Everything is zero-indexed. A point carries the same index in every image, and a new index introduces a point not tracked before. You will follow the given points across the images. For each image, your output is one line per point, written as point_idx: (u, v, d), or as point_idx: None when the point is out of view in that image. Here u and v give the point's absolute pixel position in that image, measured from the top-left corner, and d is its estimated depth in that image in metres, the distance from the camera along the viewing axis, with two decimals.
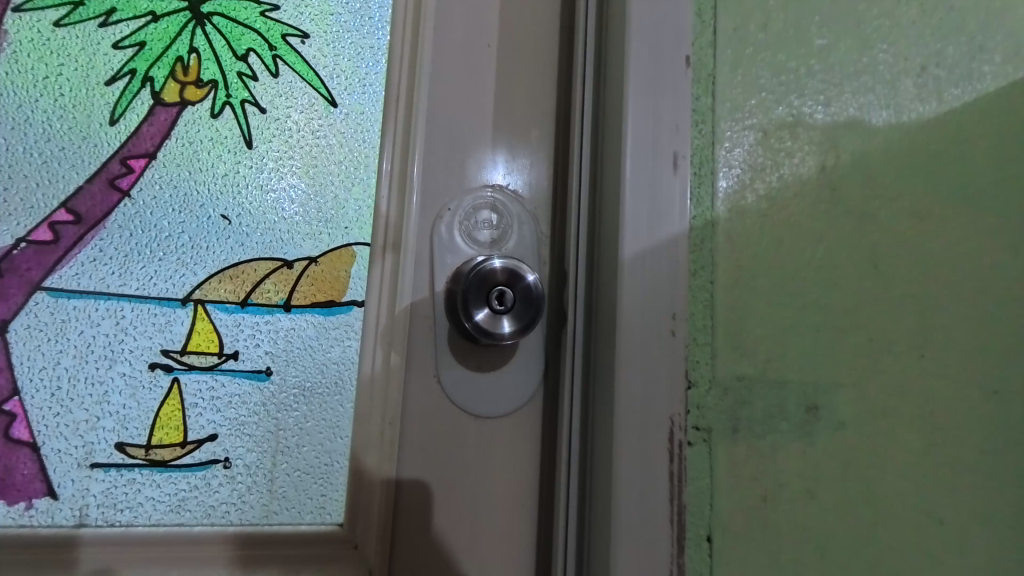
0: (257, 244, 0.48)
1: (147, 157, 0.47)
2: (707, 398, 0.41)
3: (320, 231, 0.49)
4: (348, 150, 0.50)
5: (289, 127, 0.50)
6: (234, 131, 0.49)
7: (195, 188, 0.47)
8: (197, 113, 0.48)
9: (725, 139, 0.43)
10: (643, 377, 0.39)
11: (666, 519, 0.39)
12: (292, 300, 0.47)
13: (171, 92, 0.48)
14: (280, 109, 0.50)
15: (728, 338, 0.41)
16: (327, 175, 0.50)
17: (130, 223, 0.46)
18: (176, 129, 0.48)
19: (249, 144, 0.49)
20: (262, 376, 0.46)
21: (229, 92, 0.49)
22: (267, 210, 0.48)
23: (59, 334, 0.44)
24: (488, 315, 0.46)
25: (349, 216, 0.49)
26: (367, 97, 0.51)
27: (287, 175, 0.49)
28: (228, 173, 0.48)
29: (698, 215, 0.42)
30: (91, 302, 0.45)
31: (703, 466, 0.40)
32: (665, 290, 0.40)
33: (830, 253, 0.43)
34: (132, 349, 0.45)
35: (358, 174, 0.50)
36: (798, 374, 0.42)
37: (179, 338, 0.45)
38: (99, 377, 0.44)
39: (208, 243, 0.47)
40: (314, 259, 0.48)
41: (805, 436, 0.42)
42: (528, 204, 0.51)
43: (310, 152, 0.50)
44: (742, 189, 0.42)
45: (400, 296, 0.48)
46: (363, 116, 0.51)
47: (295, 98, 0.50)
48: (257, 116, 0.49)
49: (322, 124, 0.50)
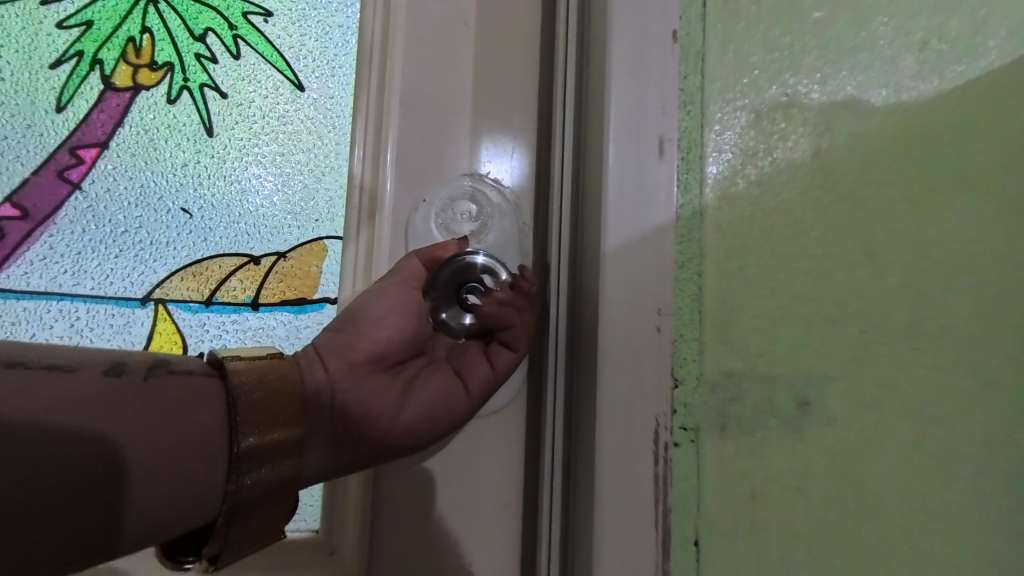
0: (221, 239, 0.46)
1: (98, 147, 0.45)
2: (695, 396, 0.39)
3: (287, 226, 0.47)
4: (318, 138, 0.48)
5: (253, 112, 0.48)
6: (193, 117, 0.47)
7: (153, 180, 0.46)
8: (153, 98, 0.47)
9: (715, 121, 0.40)
10: (628, 377, 0.37)
11: (650, 523, 0.37)
12: (383, 330, 0.44)
13: (122, 76, 0.46)
14: (243, 94, 0.48)
15: (716, 333, 0.39)
16: (294, 164, 0.48)
17: (81, 217, 0.45)
18: (129, 116, 0.46)
19: (210, 131, 0.47)
20: (403, 411, 0.44)
21: (186, 75, 0.47)
22: (232, 202, 0.47)
23: (71, 390, 0.30)
24: (454, 310, 0.47)
25: (320, 207, 0.48)
26: (336, 81, 0.49)
27: (252, 164, 0.47)
28: (188, 162, 0.46)
29: (685, 204, 0.39)
30: (240, 360, 0.36)
31: (691, 467, 0.38)
32: (650, 283, 0.38)
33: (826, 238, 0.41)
34: (291, 404, 0.36)
35: (327, 162, 0.48)
36: (790, 368, 0.40)
37: (269, 391, 0.36)
38: (273, 434, 0.35)
39: (169, 238, 0.46)
40: (283, 254, 0.47)
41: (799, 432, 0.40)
42: (509, 194, 0.48)
43: (277, 139, 0.48)
44: (734, 174, 0.40)
45: (375, 267, 0.46)
46: (333, 101, 0.49)
47: (259, 81, 0.48)
48: (217, 101, 0.47)
49: (289, 109, 0.48)
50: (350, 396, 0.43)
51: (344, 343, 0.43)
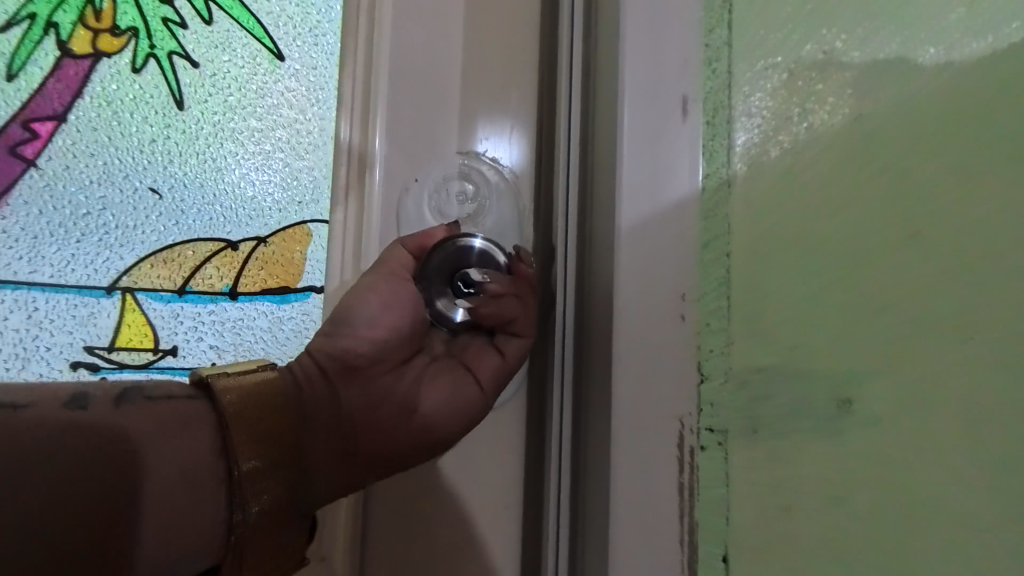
0: (195, 223, 0.44)
1: (55, 119, 0.43)
2: (723, 395, 0.34)
3: (268, 211, 0.45)
4: (299, 111, 0.46)
5: (227, 83, 0.45)
6: (162, 87, 0.45)
7: (117, 156, 0.44)
8: (115, 66, 0.44)
9: (744, 83, 0.35)
10: (644, 371, 0.34)
11: (671, 536, 0.33)
12: (379, 331, 0.40)
13: (81, 42, 0.44)
14: (215, 62, 0.45)
15: (747, 323, 0.34)
16: (272, 140, 0.45)
17: (39, 197, 0.42)
18: (89, 86, 0.44)
19: (180, 104, 0.45)
20: (413, 419, 0.40)
21: (153, 42, 0.45)
22: (205, 180, 0.44)
23: (36, 422, 0.28)
24: (448, 301, 0.42)
25: (306, 188, 0.45)
26: (320, 50, 0.47)
27: (227, 141, 0.45)
28: (156, 137, 0.44)
29: (710, 174, 0.35)
30: (225, 375, 0.33)
31: (718, 474, 0.34)
32: (669, 267, 0.34)
33: (881, 220, 0.33)
34: (285, 416, 0.33)
35: (309, 138, 0.46)
36: (842, 376, 0.32)
37: (260, 407, 0.33)
38: (266, 450, 0.32)
39: (135, 219, 0.43)
40: (264, 239, 0.44)
41: (862, 460, 0.32)
42: (508, 175, 0.44)
43: (252, 112, 0.45)
44: (766, 142, 0.35)
45: (364, 258, 0.43)
46: (315, 71, 0.46)
47: (234, 49, 0.46)
48: (188, 71, 0.45)
49: (268, 80, 0.46)
50: (352, 404, 0.39)
51: (334, 345, 0.39)
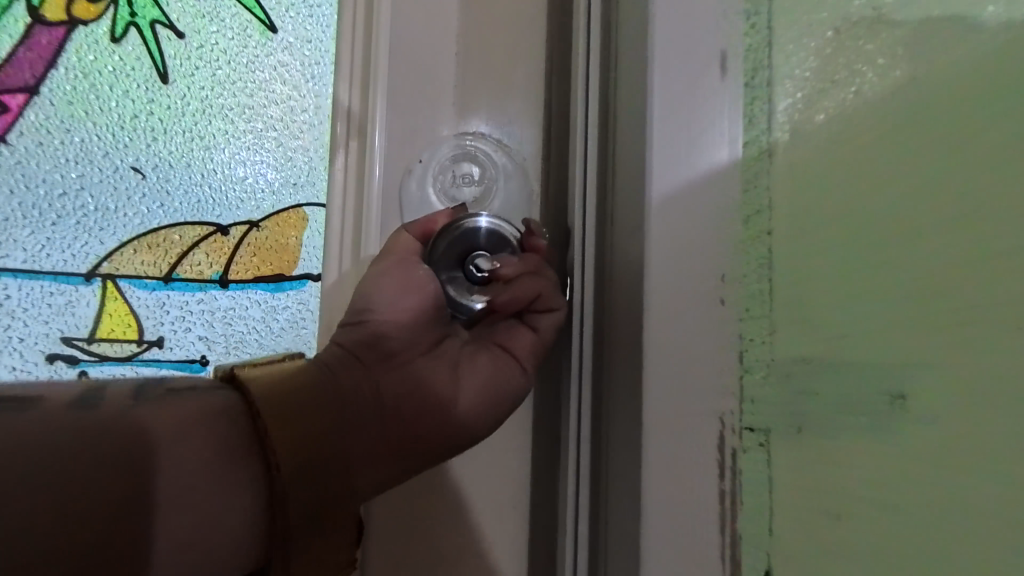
0: (179, 206, 0.45)
1: (26, 92, 0.46)
2: (767, 391, 0.30)
3: (257, 196, 0.45)
4: (291, 88, 0.45)
5: (214, 56, 0.46)
6: (145, 60, 0.46)
7: (94, 134, 0.46)
8: (94, 36, 0.47)
9: (789, 41, 0.31)
10: (675, 358, 0.31)
11: (704, 544, 0.30)
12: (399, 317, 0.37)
13: (56, 11, 0.47)
14: (201, 33, 0.46)
15: (794, 309, 0.30)
16: (257, 119, 0.45)
17: (11, 172, 0.45)
18: (64, 59, 0.46)
19: (165, 79, 0.46)
20: (455, 405, 0.38)
21: (136, 13, 0.47)
22: (189, 159, 0.45)
23: (43, 424, 0.28)
24: (460, 287, 0.39)
25: (294, 169, 0.44)
26: (315, 21, 0.46)
27: (214, 119, 0.46)
28: (137, 113, 0.46)
29: (749, 141, 0.31)
30: (253, 368, 0.33)
31: (761, 479, 0.30)
32: (703, 243, 0.31)
33: (1020, 169, 0.23)
34: (320, 406, 0.32)
35: (297, 117, 0.45)
36: (948, 377, 0.24)
37: (292, 396, 0.32)
38: (305, 440, 0.31)
39: (115, 199, 0.45)
40: (255, 224, 0.44)
41: (1008, 496, 0.22)
42: (519, 156, 0.41)
43: (240, 87, 0.46)
44: (815, 106, 0.30)
45: (364, 246, 0.40)
46: (310, 44, 0.45)
47: (222, 19, 0.46)
48: (173, 42, 0.46)
49: (259, 53, 0.46)
50: (394, 389, 0.37)
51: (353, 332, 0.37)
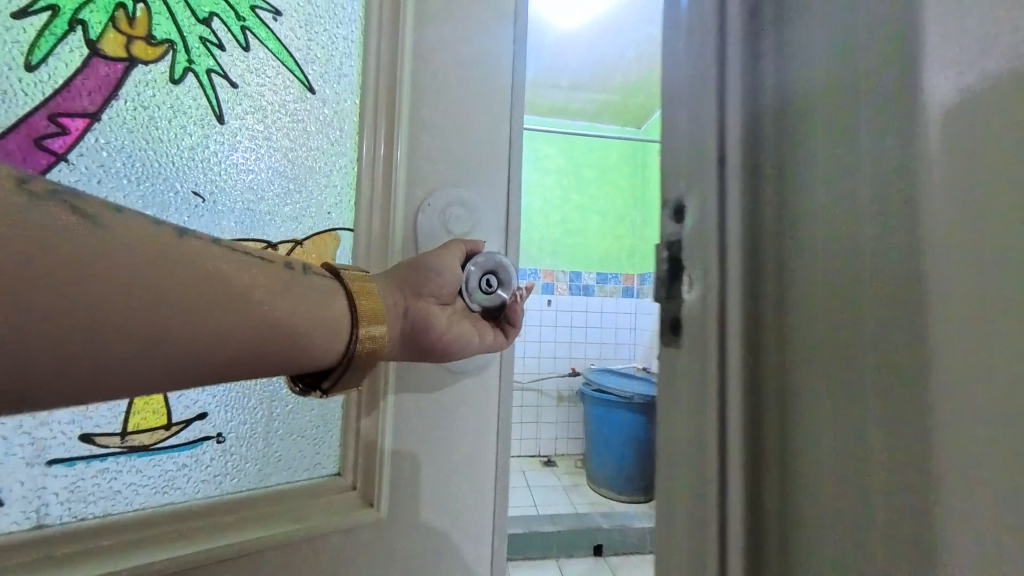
0: (234, 225, 0.65)
1: (82, 115, 0.57)
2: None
3: (302, 218, 0.70)
4: (325, 137, 0.71)
5: (263, 105, 0.67)
6: (201, 100, 0.63)
7: (160, 159, 0.60)
8: (153, 74, 0.61)
9: None
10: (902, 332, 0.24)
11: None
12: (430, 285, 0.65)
13: (125, 47, 0.60)
14: (252, 85, 0.66)
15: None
16: (302, 161, 0.69)
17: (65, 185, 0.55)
18: (123, 90, 0.59)
19: (219, 118, 0.64)
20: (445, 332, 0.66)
21: (191, 59, 0.63)
22: (237, 183, 0.65)
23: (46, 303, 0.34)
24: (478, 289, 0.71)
25: (328, 203, 0.72)
26: (342, 87, 0.73)
27: (263, 158, 0.67)
28: (196, 143, 0.62)
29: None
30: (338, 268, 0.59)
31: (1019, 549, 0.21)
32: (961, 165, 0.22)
33: None
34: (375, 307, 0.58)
35: (335, 162, 0.72)
36: None
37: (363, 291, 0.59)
38: (373, 326, 0.57)
39: (177, 213, 0.61)
40: (299, 241, 0.69)
41: None
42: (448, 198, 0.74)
43: (284, 128, 0.68)
44: None
45: (390, 243, 0.71)
46: (340, 106, 0.73)
47: (267, 73, 0.67)
48: (227, 90, 0.64)
49: (301, 105, 0.69)
50: (413, 313, 0.63)
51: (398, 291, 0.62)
